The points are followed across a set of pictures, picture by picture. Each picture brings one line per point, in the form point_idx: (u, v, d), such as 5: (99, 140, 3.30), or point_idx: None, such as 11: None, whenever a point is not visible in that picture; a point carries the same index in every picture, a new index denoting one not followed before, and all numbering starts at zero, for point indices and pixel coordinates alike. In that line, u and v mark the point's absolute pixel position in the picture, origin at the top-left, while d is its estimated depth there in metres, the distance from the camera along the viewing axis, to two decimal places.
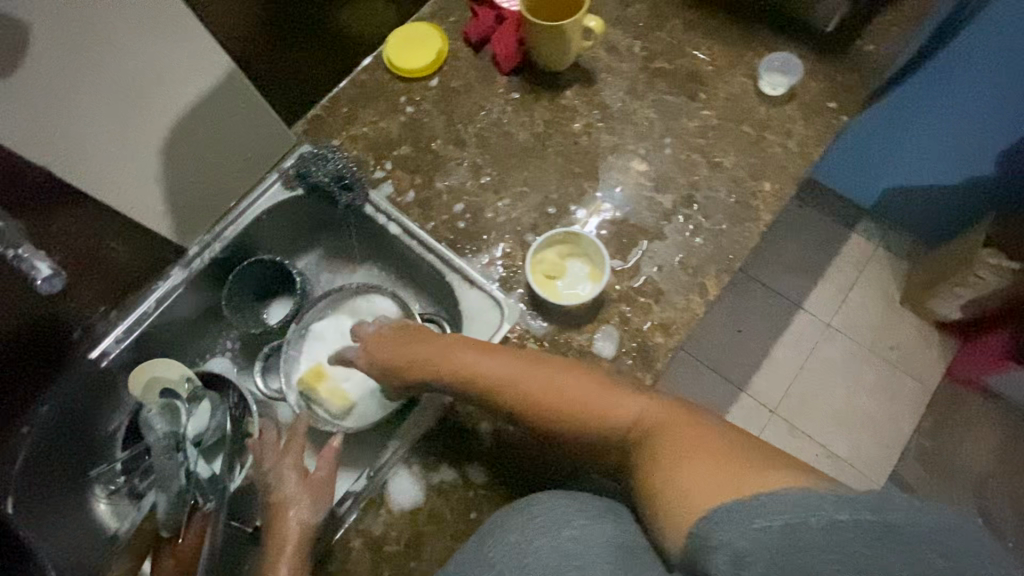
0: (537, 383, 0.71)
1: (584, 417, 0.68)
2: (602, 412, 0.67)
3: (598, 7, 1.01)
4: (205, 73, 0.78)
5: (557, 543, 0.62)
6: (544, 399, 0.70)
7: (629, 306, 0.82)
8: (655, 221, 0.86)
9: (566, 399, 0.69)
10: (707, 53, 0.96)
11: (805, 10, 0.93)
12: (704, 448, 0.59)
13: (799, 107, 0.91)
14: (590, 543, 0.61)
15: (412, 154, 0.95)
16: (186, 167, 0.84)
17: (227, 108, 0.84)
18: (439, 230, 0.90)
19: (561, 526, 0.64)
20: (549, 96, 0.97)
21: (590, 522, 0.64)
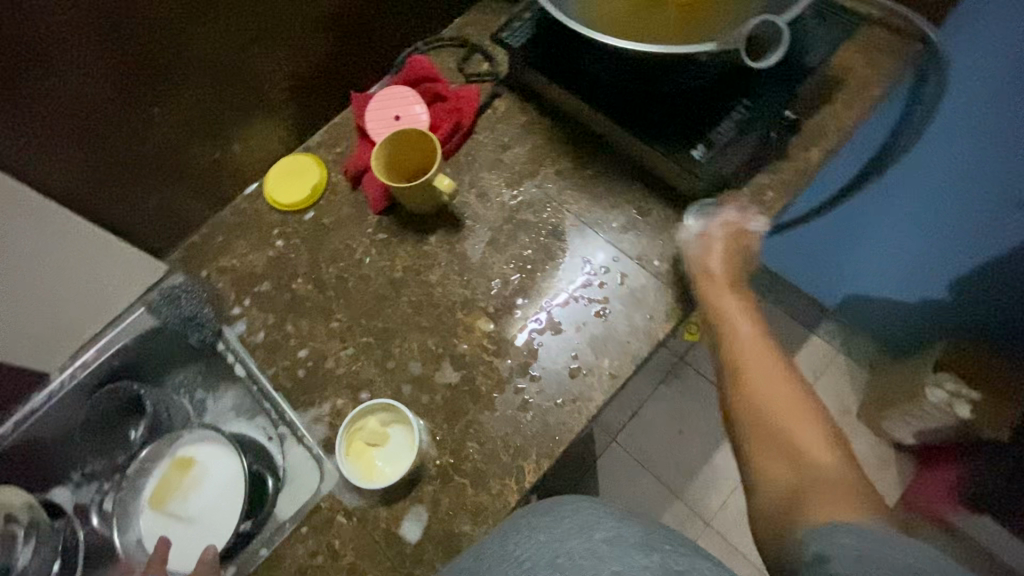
0: (784, 400, 0.70)
1: (778, 437, 0.68)
2: (806, 439, 0.67)
3: (477, 150, 1.02)
4: (45, 228, 0.82)
5: (591, 545, 0.67)
6: (772, 417, 0.70)
7: (443, 485, 0.79)
8: (488, 389, 0.84)
9: (781, 426, 0.69)
10: (574, 207, 0.94)
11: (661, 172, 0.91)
12: (833, 484, 0.63)
13: (654, 276, 0.88)
14: (621, 544, 0.67)
15: (271, 291, 0.96)
16: (30, 305, 0.87)
17: (76, 250, 0.87)
18: (280, 377, 0.90)
19: (593, 529, 0.69)
20: (413, 240, 0.97)
21: (618, 524, 0.70)
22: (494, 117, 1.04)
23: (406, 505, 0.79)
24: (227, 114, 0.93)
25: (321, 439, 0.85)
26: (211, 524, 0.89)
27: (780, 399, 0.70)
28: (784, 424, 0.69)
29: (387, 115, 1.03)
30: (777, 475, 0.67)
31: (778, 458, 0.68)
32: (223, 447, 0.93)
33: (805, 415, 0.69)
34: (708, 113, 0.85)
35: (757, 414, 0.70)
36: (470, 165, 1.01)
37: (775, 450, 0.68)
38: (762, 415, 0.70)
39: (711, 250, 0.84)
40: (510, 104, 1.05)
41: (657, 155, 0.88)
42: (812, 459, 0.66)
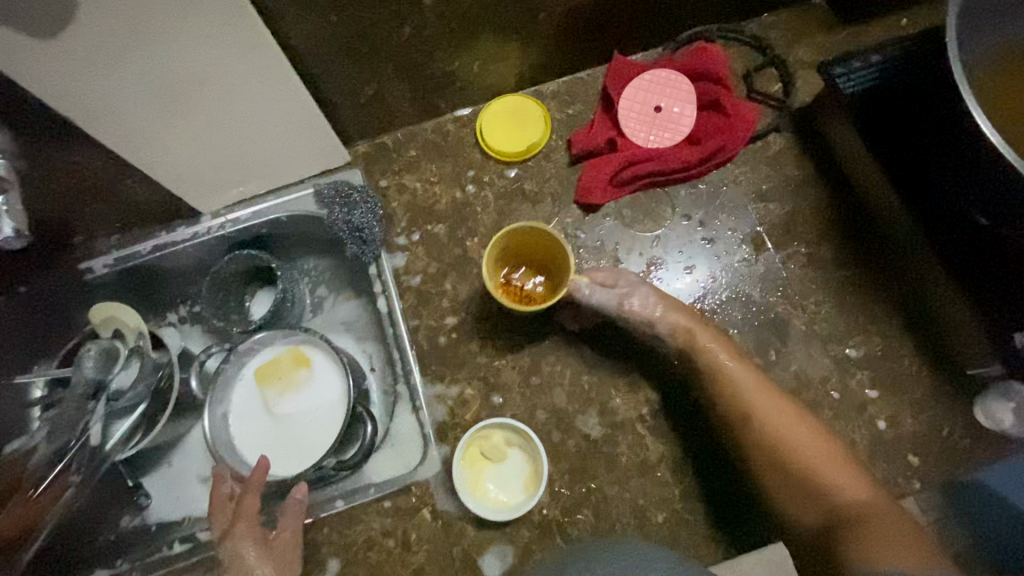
0: (801, 434, 0.67)
1: (813, 478, 0.64)
2: (844, 483, 0.63)
3: (725, 187, 0.85)
4: (265, 82, 0.73)
5: None
6: (804, 458, 0.65)
7: (541, 538, 0.71)
8: (628, 463, 0.74)
9: (822, 480, 0.63)
10: (810, 309, 0.78)
11: (938, 313, 0.75)
12: (881, 523, 0.59)
13: (871, 438, 0.72)
14: None
15: (442, 237, 0.86)
16: (218, 149, 0.81)
17: (283, 114, 0.79)
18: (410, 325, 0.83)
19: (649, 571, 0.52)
20: (611, 256, 0.84)
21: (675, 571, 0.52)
22: (761, 155, 0.86)
23: (495, 538, 0.72)
24: (488, 30, 0.79)
25: (436, 420, 0.77)
26: (300, 439, 0.86)
27: (828, 453, 0.65)
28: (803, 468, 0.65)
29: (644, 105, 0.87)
30: (822, 516, 0.63)
31: (812, 504, 0.64)
32: (332, 365, 0.88)
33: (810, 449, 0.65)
34: None
35: (778, 462, 0.66)
36: (710, 200, 0.84)
37: (816, 496, 0.64)
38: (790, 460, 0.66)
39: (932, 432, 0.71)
40: (787, 147, 0.86)
41: (953, 296, 0.72)
42: (845, 502, 0.62)
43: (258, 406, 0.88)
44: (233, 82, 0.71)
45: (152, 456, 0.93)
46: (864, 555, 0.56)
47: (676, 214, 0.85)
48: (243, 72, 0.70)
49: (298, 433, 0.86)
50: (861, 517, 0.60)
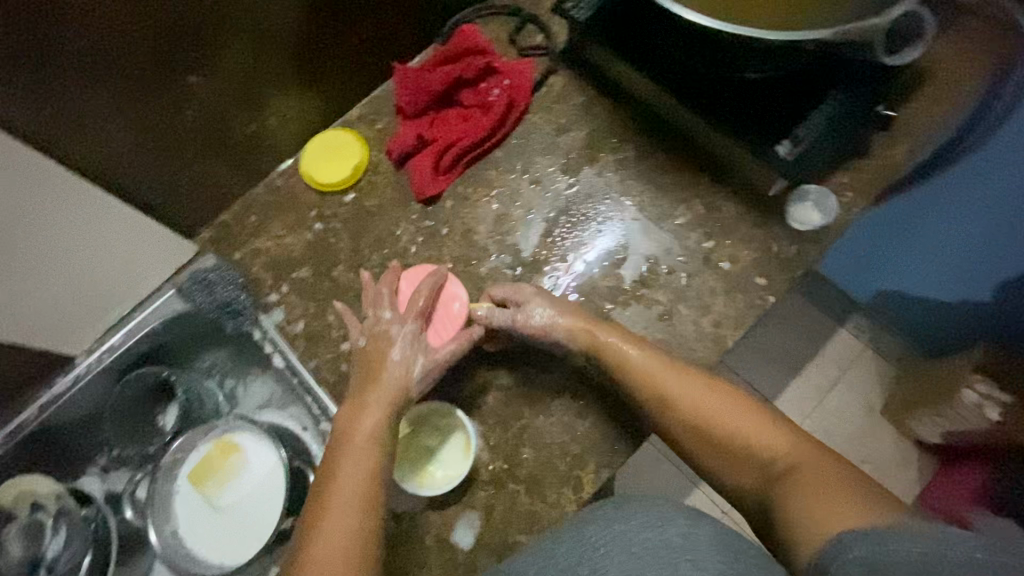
0: (723, 409, 0.67)
1: (736, 447, 0.64)
2: (772, 441, 0.63)
3: (530, 134, 0.95)
4: (78, 212, 0.75)
5: (664, 538, 0.59)
6: (717, 424, 0.66)
7: (495, 491, 0.76)
8: (544, 393, 0.80)
9: (760, 451, 0.63)
10: (635, 199, 0.89)
11: (725, 159, 0.85)
12: (798, 476, 0.59)
13: (724, 279, 0.83)
14: (698, 542, 0.58)
15: (310, 279, 0.90)
16: (61, 291, 0.81)
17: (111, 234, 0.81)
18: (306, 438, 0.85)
19: (666, 523, 0.60)
20: (461, 229, 0.91)
21: (691, 525, 0.60)
22: (548, 98, 0.97)
23: (458, 511, 0.76)
24: (262, 84, 0.87)
25: None
26: (246, 516, 0.87)
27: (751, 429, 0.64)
28: (729, 435, 0.65)
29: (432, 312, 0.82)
30: (749, 471, 0.63)
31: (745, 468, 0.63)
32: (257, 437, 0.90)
33: (730, 411, 0.67)
34: (796, 104, 0.78)
35: (696, 438, 0.67)
36: (523, 149, 0.94)
37: (741, 457, 0.64)
38: (715, 438, 0.66)
39: (765, 253, 0.83)
40: (567, 82, 0.97)
41: (724, 139, 0.82)
42: (769, 455, 0.62)
43: (195, 499, 0.89)
44: (51, 224, 0.72)
45: None
46: (807, 509, 0.55)
47: (502, 172, 0.93)
48: (51, 211, 0.72)
49: (241, 510, 0.88)
50: (788, 467, 0.61)
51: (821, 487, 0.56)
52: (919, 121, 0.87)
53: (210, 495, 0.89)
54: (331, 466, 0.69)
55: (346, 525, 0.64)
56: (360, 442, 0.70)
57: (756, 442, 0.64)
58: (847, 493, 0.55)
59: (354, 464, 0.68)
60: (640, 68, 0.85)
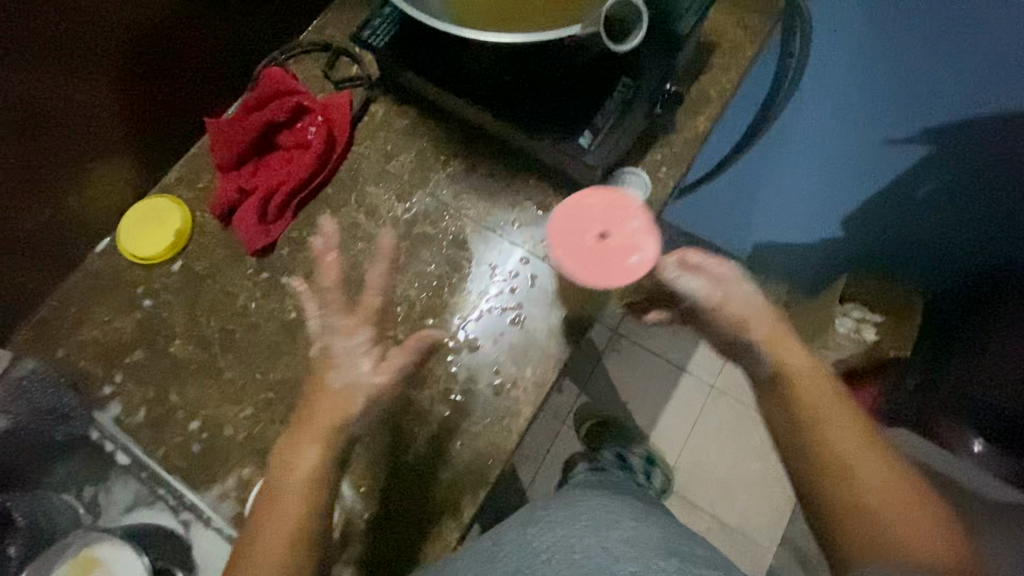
0: (836, 421, 0.66)
1: (840, 465, 0.64)
2: (879, 474, 0.63)
3: (358, 165, 0.93)
4: None
5: (609, 541, 0.63)
6: (822, 433, 0.66)
7: None
8: (411, 425, 0.79)
9: (865, 476, 0.63)
10: (472, 212, 0.89)
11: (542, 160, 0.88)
12: (890, 511, 0.61)
13: (565, 273, 0.85)
14: (639, 543, 0.63)
15: (145, 360, 0.84)
16: None
17: None
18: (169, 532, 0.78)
19: (612, 526, 0.66)
20: (301, 275, 0.87)
21: (638, 522, 0.67)
22: (372, 126, 0.95)
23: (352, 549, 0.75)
24: (57, 169, 0.81)
25: (230, 517, 0.76)
26: None
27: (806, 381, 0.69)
28: (849, 455, 0.64)
29: (588, 232, 0.83)
30: (875, 490, 0.62)
31: (842, 501, 0.63)
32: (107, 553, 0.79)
33: (852, 435, 0.66)
34: (589, 97, 0.83)
35: (796, 429, 0.67)
36: (354, 181, 0.92)
37: (843, 464, 0.64)
38: (824, 444, 0.65)
39: None
40: (388, 107, 0.96)
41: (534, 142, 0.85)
42: (870, 494, 0.62)
43: None
44: None
45: None
46: (884, 560, 0.59)
47: (335, 208, 0.91)
48: None
49: None
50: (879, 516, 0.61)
51: (909, 526, 0.61)
52: (714, 89, 0.93)
53: None
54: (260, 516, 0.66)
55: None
56: (295, 481, 0.68)
57: (863, 467, 0.64)
58: (940, 547, 0.60)
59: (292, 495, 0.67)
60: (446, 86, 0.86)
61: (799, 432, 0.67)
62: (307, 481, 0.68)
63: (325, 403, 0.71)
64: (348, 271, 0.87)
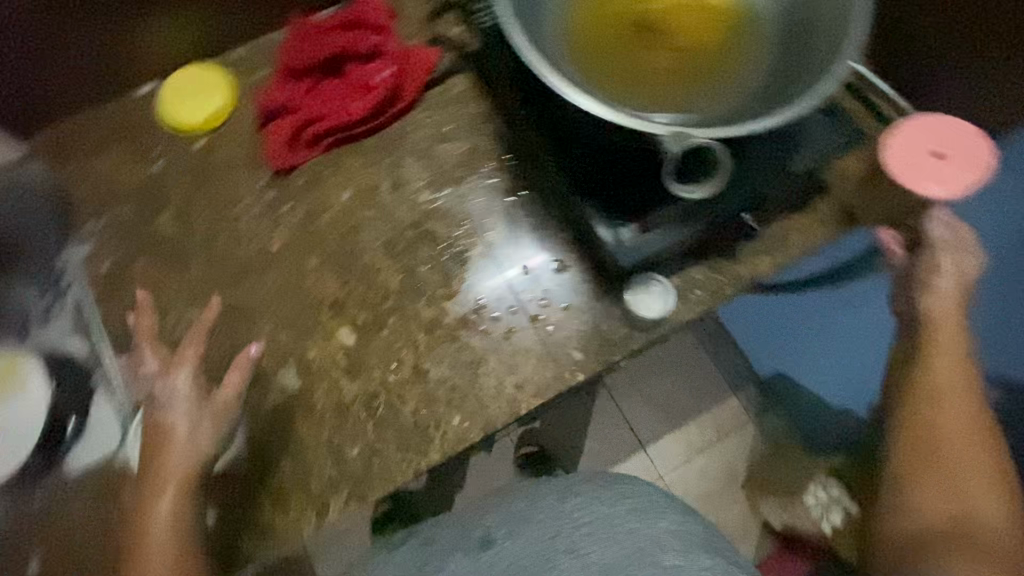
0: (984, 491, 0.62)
1: (968, 499, 0.62)
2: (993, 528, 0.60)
3: (409, 132, 0.88)
4: None
5: (655, 533, 0.65)
6: (967, 498, 0.62)
7: (239, 491, 0.74)
8: (324, 408, 0.77)
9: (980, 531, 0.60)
10: (489, 235, 0.83)
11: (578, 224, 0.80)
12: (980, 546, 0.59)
13: (542, 343, 0.79)
14: (687, 537, 0.66)
15: (132, 220, 0.84)
16: None
17: None
18: (76, 383, 0.80)
19: (658, 517, 0.67)
20: (303, 213, 0.85)
21: (682, 520, 0.68)
22: (442, 98, 0.89)
23: (216, 508, 0.74)
24: None
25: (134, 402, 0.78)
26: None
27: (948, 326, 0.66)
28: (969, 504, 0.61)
29: (920, 146, 0.69)
30: (936, 505, 0.62)
31: (945, 496, 0.62)
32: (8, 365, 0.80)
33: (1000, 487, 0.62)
34: (653, 192, 0.73)
35: (923, 461, 0.64)
36: (397, 146, 0.87)
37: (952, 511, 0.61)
38: (941, 472, 0.63)
39: (592, 329, 0.79)
40: (468, 87, 0.89)
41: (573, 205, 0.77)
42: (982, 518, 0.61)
43: None
44: None
45: None
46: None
47: (366, 164, 0.87)
48: None
49: None
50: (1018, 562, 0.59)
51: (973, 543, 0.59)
52: (797, 236, 0.81)
53: None
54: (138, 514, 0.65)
55: None
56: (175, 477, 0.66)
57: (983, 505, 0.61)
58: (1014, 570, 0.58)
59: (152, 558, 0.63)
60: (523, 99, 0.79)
61: (908, 463, 0.65)
62: (184, 487, 0.66)
63: (176, 453, 0.67)
64: (344, 231, 0.84)
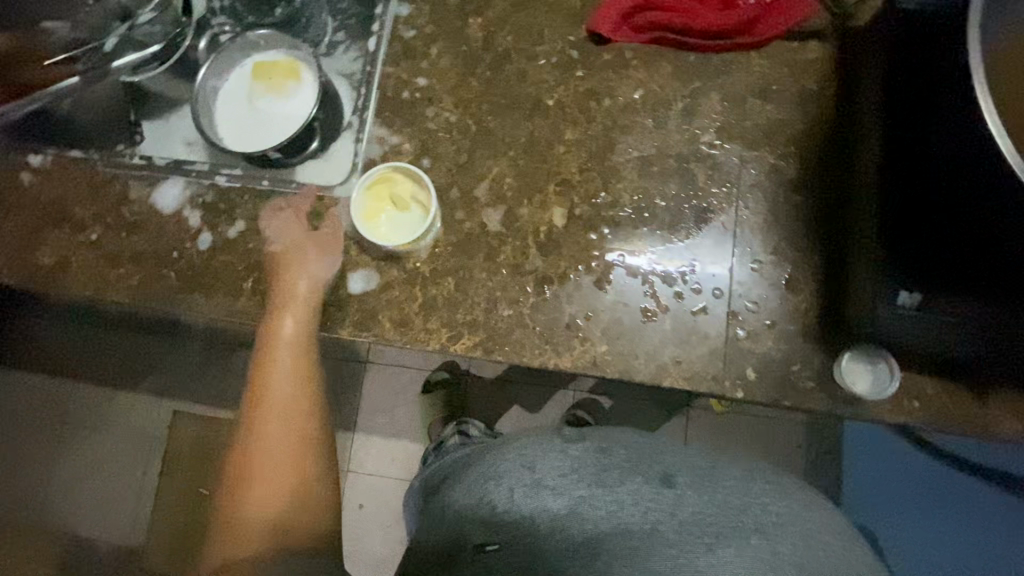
0: None
1: None
2: None
3: (735, 71, 0.81)
4: None
5: (763, 500, 0.65)
6: None
7: (403, 280, 0.80)
8: (505, 263, 0.79)
9: None
10: (744, 214, 0.77)
11: (849, 260, 0.72)
12: None
13: (728, 342, 0.73)
14: (783, 499, 0.66)
15: (452, 5, 0.87)
16: None
17: None
18: (336, 112, 0.86)
19: (759, 488, 0.66)
20: (591, 86, 0.83)
21: (804, 506, 0.65)
22: (789, 57, 0.80)
23: (380, 281, 0.80)
24: None
25: (369, 156, 0.84)
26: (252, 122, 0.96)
27: None
28: None
29: None
30: None
31: None
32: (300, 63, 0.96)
33: None
34: (962, 282, 0.63)
35: None
36: (714, 76, 0.81)
37: None
38: None
39: (785, 361, 0.72)
40: (820, 60, 0.80)
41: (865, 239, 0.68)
42: None
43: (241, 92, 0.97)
44: None
45: None
46: None
47: (674, 76, 0.81)
48: None
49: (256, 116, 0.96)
50: None
51: None
52: None
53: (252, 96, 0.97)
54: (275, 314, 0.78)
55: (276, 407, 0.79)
56: (294, 293, 0.77)
57: None
58: None
59: (274, 387, 0.79)
60: (886, 113, 0.68)
61: None
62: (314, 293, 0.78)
63: (299, 272, 0.78)
64: (615, 124, 0.81)
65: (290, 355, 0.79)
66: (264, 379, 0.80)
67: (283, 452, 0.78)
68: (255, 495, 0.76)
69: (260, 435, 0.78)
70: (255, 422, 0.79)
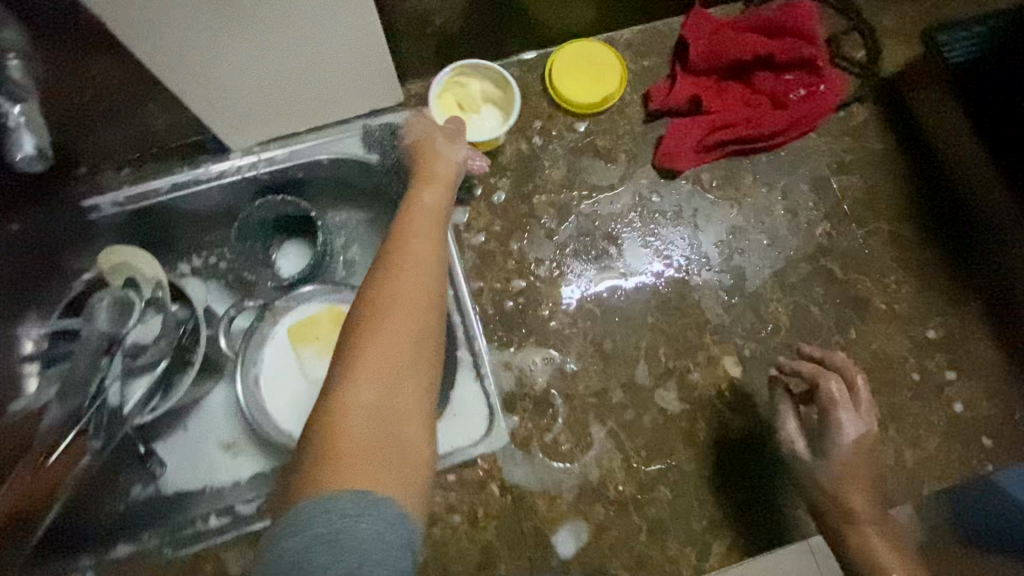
0: None
1: None
2: None
3: (809, 156, 0.81)
4: (329, 12, 0.64)
5: None
6: None
7: (615, 513, 0.68)
8: (707, 441, 0.71)
9: None
10: (891, 288, 0.76)
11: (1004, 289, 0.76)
12: None
13: (948, 419, 0.72)
14: None
15: (508, 193, 0.79)
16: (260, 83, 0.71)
17: (343, 48, 0.70)
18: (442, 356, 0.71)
19: None
20: (688, 221, 0.78)
21: None
22: (844, 126, 0.82)
23: (591, 528, 0.67)
24: None
25: (502, 390, 0.72)
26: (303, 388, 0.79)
27: None
28: None
29: None
30: None
31: None
32: (337, 308, 0.81)
33: None
34: None
35: None
36: (792, 168, 0.80)
37: None
38: None
39: (1003, 413, 0.73)
40: (872, 118, 0.82)
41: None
42: None
43: (280, 347, 0.80)
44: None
45: (165, 421, 0.83)
46: None
47: (757, 181, 0.80)
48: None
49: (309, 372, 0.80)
50: None
51: None
52: None
53: (296, 346, 0.80)
54: (414, 215, 0.59)
55: (410, 327, 0.48)
56: (431, 210, 0.61)
57: None
58: None
59: (408, 286, 0.50)
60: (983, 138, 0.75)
61: None
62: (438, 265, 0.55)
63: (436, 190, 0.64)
64: (730, 251, 0.77)
65: (426, 225, 0.59)
66: (392, 290, 0.50)
67: (394, 351, 0.47)
68: (375, 390, 0.45)
69: (357, 341, 0.47)
70: (357, 341, 0.47)
